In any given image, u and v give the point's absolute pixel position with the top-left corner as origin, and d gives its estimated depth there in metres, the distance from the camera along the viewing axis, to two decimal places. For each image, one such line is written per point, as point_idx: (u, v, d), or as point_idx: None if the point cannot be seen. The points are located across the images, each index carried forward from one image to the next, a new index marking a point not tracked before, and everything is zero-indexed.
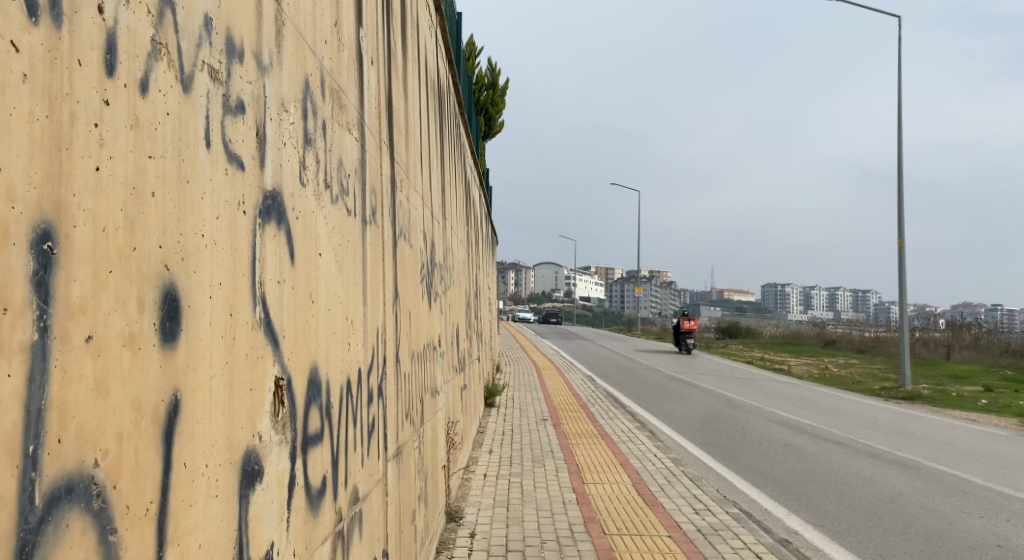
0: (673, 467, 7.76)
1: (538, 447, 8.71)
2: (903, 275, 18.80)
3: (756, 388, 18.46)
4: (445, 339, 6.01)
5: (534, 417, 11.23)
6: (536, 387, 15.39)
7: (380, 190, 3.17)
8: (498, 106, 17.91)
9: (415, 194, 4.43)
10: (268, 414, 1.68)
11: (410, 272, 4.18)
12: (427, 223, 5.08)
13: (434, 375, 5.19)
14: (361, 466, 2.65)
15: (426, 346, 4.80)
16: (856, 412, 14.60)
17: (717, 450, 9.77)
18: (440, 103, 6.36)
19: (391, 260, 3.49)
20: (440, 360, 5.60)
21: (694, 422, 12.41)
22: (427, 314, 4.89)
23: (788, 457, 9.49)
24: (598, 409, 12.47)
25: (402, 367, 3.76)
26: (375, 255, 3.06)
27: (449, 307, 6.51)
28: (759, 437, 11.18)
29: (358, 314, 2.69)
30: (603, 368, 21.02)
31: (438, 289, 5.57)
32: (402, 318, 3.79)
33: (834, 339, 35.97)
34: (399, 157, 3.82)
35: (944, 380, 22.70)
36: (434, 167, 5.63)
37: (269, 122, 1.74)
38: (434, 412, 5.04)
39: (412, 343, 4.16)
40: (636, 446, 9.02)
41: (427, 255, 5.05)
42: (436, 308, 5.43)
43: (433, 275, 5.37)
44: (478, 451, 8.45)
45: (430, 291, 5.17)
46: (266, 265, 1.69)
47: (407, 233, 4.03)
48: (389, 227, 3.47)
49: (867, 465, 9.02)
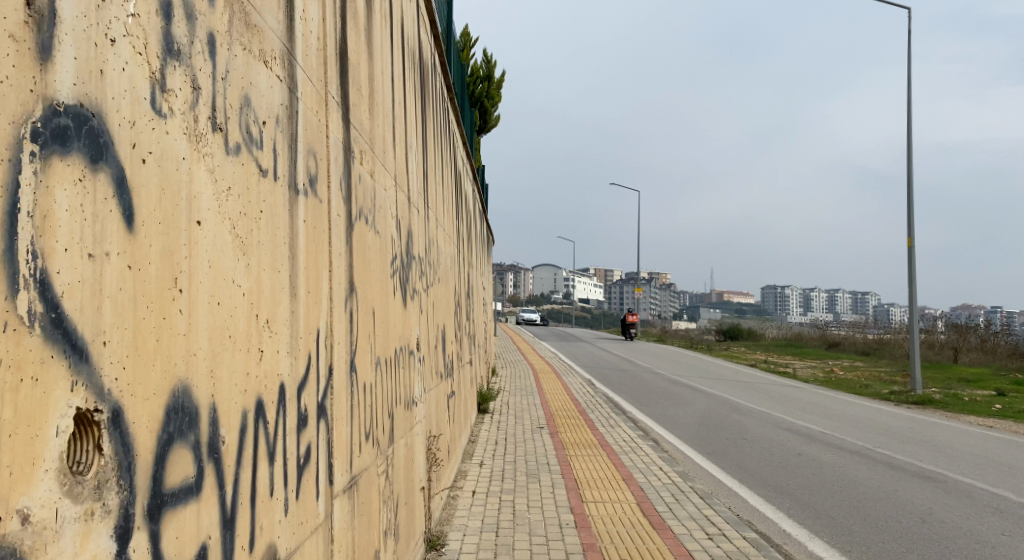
0: (681, 483, 7.12)
1: (533, 459, 8.04)
2: (913, 275, 18.24)
3: (761, 392, 17.80)
4: (425, 342, 5.35)
5: (529, 424, 10.57)
6: (533, 392, 14.70)
7: (322, 153, 2.51)
8: (495, 99, 17.26)
9: (383, 171, 3.78)
10: (50, 472, 1.02)
11: (376, 263, 3.52)
12: (402, 210, 4.44)
13: (410, 384, 4.54)
14: (282, 517, 1.98)
15: (399, 350, 4.14)
16: (867, 418, 13.96)
17: (726, 461, 9.12)
18: (423, 79, 5.71)
19: (345, 248, 2.84)
20: (419, 368, 4.93)
21: (700, 430, 11.72)
22: (401, 314, 4.24)
23: (804, 469, 8.80)
24: (598, 416, 11.78)
25: (361, 379, 3.08)
26: (315, 237, 2.41)
27: (432, 307, 5.86)
28: (770, 446, 10.48)
29: (281, 313, 2.03)
30: (603, 371, 20.32)
31: (415, 287, 4.91)
32: (362, 319, 3.12)
33: (838, 342, 35.35)
34: (358, 125, 3.17)
35: (953, 384, 22.07)
36: (412, 150, 4.98)
37: (74, 1, 1.10)
38: (410, 427, 4.38)
39: (378, 348, 3.49)
40: (639, 458, 8.32)
41: (403, 248, 4.40)
42: (413, 308, 4.76)
43: (410, 272, 4.71)
44: (468, 464, 7.78)
45: (407, 288, 4.52)
46: (53, 224, 1.04)
47: (370, 217, 3.38)
48: (341, 205, 2.82)
49: (889, 478, 8.34)
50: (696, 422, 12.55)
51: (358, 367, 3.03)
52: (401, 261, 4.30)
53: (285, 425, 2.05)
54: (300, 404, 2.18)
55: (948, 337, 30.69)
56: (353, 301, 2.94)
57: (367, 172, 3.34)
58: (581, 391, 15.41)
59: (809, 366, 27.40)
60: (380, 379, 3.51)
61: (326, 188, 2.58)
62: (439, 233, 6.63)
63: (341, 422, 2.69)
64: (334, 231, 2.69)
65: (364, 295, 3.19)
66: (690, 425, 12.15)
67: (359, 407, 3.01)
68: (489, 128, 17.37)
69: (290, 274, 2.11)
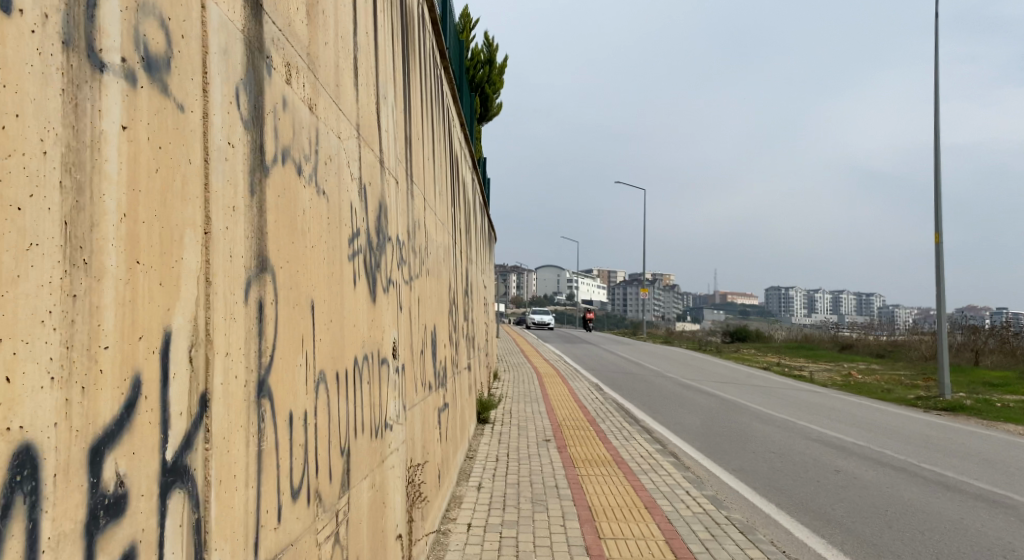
0: (715, 514, 6.09)
1: (539, 481, 7.00)
2: (940, 273, 17.16)
3: (780, 398, 16.67)
4: (407, 346, 4.32)
5: (535, 436, 9.53)
6: (538, 398, 13.63)
7: (181, 22, 1.44)
8: (497, 85, 16.22)
9: (335, 110, 2.71)
10: None
11: (318, 233, 2.44)
12: (371, 175, 3.37)
13: (382, 401, 3.48)
14: None
15: (362, 358, 3.09)
16: (901, 426, 12.89)
17: (758, 480, 8.10)
18: (404, 25, 4.68)
19: (245, 198, 1.77)
20: (397, 380, 3.88)
21: (721, 441, 10.64)
22: (366, 313, 3.17)
23: (848, 491, 7.75)
24: (609, 426, 10.69)
25: (279, 410, 1.99)
26: (167, 163, 1.35)
27: (417, 304, 4.82)
28: (802, 461, 9.40)
29: (24, 298, 0.97)
30: (610, 375, 19.23)
31: (391, 278, 3.83)
32: (282, 317, 2.03)
33: (851, 344, 34.21)
34: (283, 23, 2.11)
35: (979, 388, 20.93)
36: (389, 104, 3.92)
37: None
38: (379, 458, 3.32)
39: (320, 356, 2.42)
40: (661, 478, 7.29)
41: (370, 222, 3.33)
42: (387, 304, 3.68)
43: (383, 258, 3.63)
44: (464, 487, 6.75)
45: (376, 278, 3.43)
46: None
47: (305, 168, 2.31)
48: (240, 132, 1.75)
49: (948, 503, 7.28)
50: (714, 431, 11.52)
51: (275, 385, 1.96)
52: (366, 238, 3.23)
53: (34, 533, 0.97)
54: (100, 477, 1.11)
55: (968, 337, 29.42)
56: (262, 288, 1.86)
57: (301, 102, 2.28)
58: (588, 396, 14.38)
59: (824, 370, 26.19)
60: (324, 403, 2.44)
61: (198, 83, 1.52)
62: (428, 216, 5.55)
63: (228, 488, 1.60)
64: (218, 169, 1.62)
65: (290, 279, 2.11)
66: (708, 435, 11.15)
67: (275, 454, 1.93)
68: (491, 116, 16.30)
69: (68, 215, 1.06)
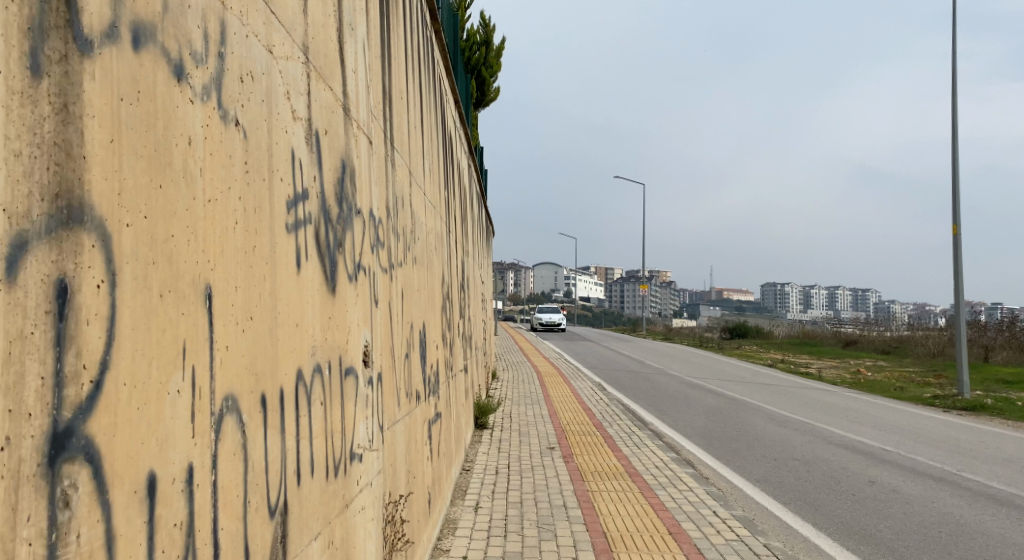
0: (751, 542, 5.25)
1: (545, 500, 6.14)
2: (960, 265, 16.36)
3: (793, 397, 15.81)
4: (385, 348, 3.44)
5: (538, 443, 8.68)
6: (539, 399, 12.77)
7: None
8: (493, 68, 15.35)
9: (258, 6, 1.84)
10: None
11: (222, 180, 1.57)
12: (327, 121, 2.50)
13: (348, 424, 2.61)
14: None
15: (314, 368, 2.22)
16: (928, 428, 12.04)
17: (788, 494, 7.26)
18: None
19: (9, 83, 0.95)
20: (371, 395, 3.01)
21: (738, 447, 9.76)
22: (319, 306, 2.30)
23: (891, 507, 6.90)
24: (617, 431, 9.83)
25: (117, 478, 1.12)
26: None
27: (400, 297, 3.95)
28: (832, 470, 8.55)
29: None
30: (613, 374, 18.38)
31: (362, 264, 2.96)
32: (124, 310, 1.17)
33: (855, 339, 33.39)
34: None
35: (993, 385, 20.12)
36: (358, 39, 3.06)
37: None
38: (341, 500, 2.45)
39: (225, 377, 1.54)
40: (681, 494, 6.46)
41: (326, 184, 2.45)
42: (354, 296, 2.79)
43: (348, 235, 2.75)
44: (459, 508, 5.90)
45: (335, 259, 2.55)
46: None
47: (196, 75, 1.45)
48: None
49: (1006, 522, 6.45)
50: (729, 436, 10.66)
51: (99, 439, 1.09)
52: (318, 204, 2.36)
53: None
54: None
55: (976, 333, 28.61)
56: (61, 258, 1.03)
57: None
58: (593, 397, 13.52)
59: (831, 367, 25.31)
60: (232, 451, 1.56)
61: None
62: (415, 193, 4.70)
63: None
64: None
65: (150, 245, 1.24)
66: (722, 440, 10.30)
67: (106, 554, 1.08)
68: (487, 101, 15.44)
69: None
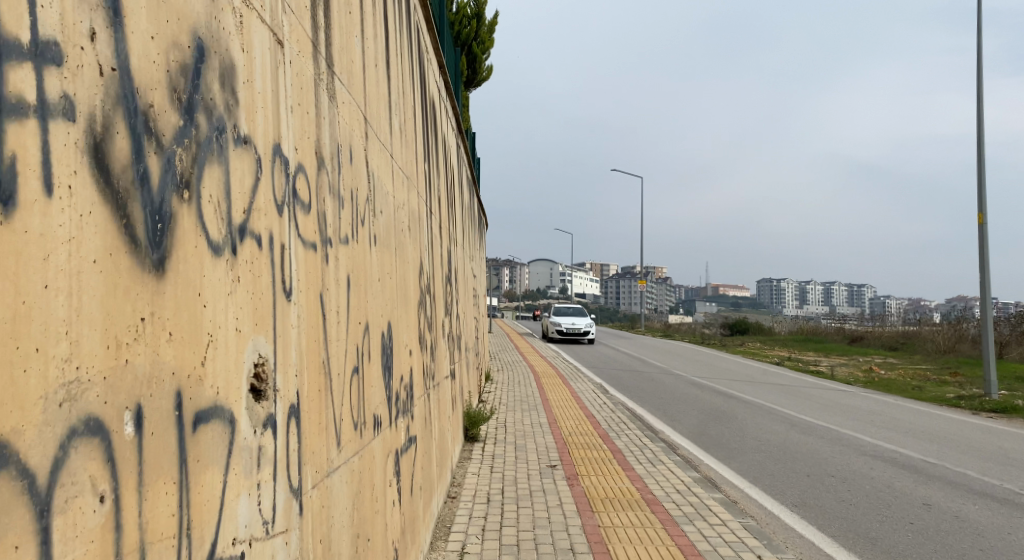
0: None
1: (548, 541, 4.97)
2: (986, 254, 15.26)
3: (810, 399, 14.61)
4: (310, 363, 2.24)
5: (538, 459, 7.52)
6: (536, 405, 11.58)
7: None
8: (485, 44, 14.14)
9: None
10: None
11: None
12: None
13: (197, 513, 1.40)
14: None
15: (70, 424, 1.05)
16: (967, 435, 10.89)
17: (835, 524, 6.09)
18: None
19: None
20: (267, 445, 1.81)
21: (763, 461, 8.58)
22: (99, 299, 1.12)
23: (960, 541, 5.75)
24: (627, 444, 8.65)
25: None
26: None
27: (343, 287, 2.75)
28: (876, 489, 7.38)
29: None
30: (615, 374, 17.25)
31: (251, 230, 1.76)
32: None
33: (861, 334, 32.22)
34: None
35: (1015, 384, 18.98)
36: None
37: None
38: None
39: None
40: (712, 530, 5.29)
41: (135, 60, 1.25)
42: (225, 282, 1.59)
43: (210, 174, 1.55)
44: (441, 552, 4.72)
45: (166, 206, 1.35)
46: None
47: None
48: None
49: None
50: (750, 446, 9.46)
51: None
52: (107, 91, 1.17)
53: None
54: None
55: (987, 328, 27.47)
56: None
57: None
58: (596, 401, 12.34)
59: (841, 365, 24.13)
60: None
61: None
62: (373, 147, 3.53)
63: None
64: None
65: None
66: (746, 451, 9.10)
67: None
68: (479, 80, 14.23)
69: None
